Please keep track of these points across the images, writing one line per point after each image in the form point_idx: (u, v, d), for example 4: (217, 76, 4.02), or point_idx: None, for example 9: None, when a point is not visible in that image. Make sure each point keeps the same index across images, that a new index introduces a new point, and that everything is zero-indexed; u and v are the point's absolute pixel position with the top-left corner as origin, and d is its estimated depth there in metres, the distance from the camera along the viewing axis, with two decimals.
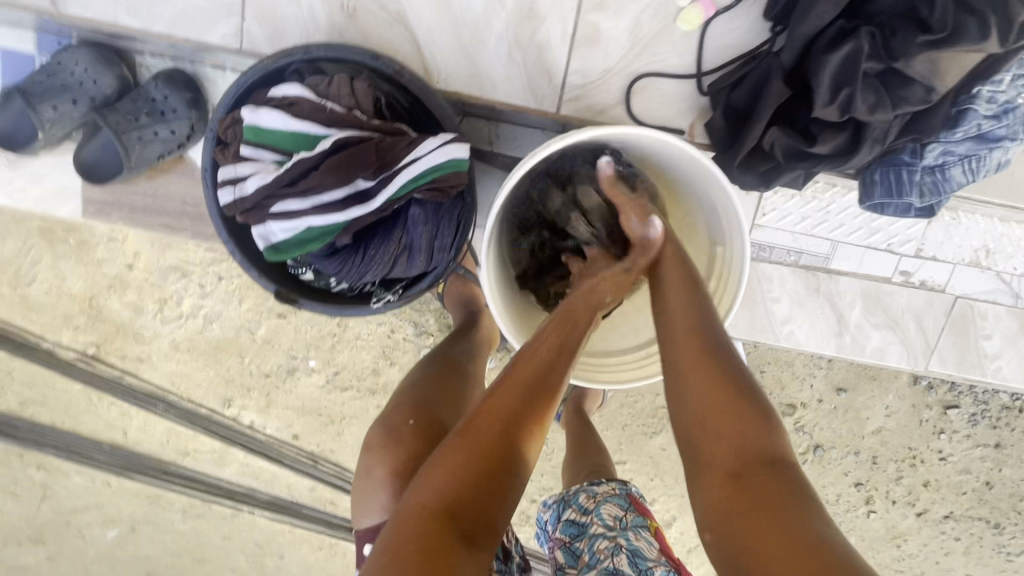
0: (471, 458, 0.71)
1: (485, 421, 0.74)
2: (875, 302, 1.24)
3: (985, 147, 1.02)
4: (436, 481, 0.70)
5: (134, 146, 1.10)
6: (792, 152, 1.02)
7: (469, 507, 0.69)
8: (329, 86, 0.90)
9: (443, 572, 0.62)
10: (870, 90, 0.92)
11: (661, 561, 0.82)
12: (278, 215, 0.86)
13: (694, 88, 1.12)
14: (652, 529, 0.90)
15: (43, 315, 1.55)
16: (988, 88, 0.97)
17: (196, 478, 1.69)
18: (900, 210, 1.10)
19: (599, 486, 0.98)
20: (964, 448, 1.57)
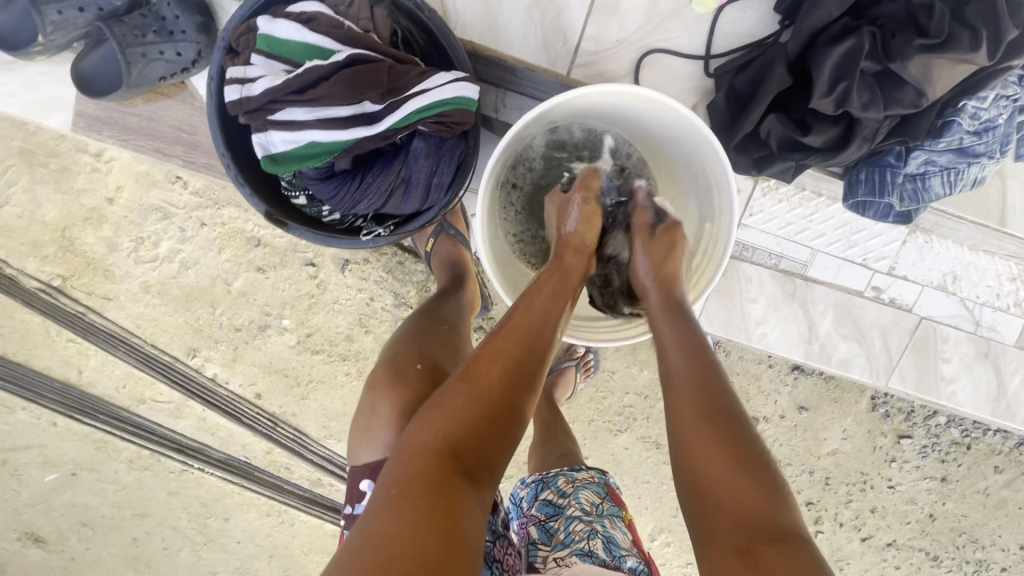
0: (474, 400, 0.72)
1: (484, 366, 0.75)
2: (847, 315, 1.28)
3: (965, 161, 1.07)
4: (439, 420, 0.70)
5: (136, 62, 1.09)
6: (787, 141, 1.06)
7: (473, 448, 0.70)
8: (349, 8, 0.89)
9: (447, 506, 0.63)
10: (865, 88, 0.98)
11: (633, 552, 0.83)
12: (280, 125, 0.84)
13: (701, 69, 1.16)
14: (625, 520, 0.91)
15: (10, 239, 1.49)
16: (973, 104, 1.03)
17: (149, 428, 1.64)
18: (881, 214, 1.14)
19: (578, 473, 0.99)
20: (913, 478, 1.62)
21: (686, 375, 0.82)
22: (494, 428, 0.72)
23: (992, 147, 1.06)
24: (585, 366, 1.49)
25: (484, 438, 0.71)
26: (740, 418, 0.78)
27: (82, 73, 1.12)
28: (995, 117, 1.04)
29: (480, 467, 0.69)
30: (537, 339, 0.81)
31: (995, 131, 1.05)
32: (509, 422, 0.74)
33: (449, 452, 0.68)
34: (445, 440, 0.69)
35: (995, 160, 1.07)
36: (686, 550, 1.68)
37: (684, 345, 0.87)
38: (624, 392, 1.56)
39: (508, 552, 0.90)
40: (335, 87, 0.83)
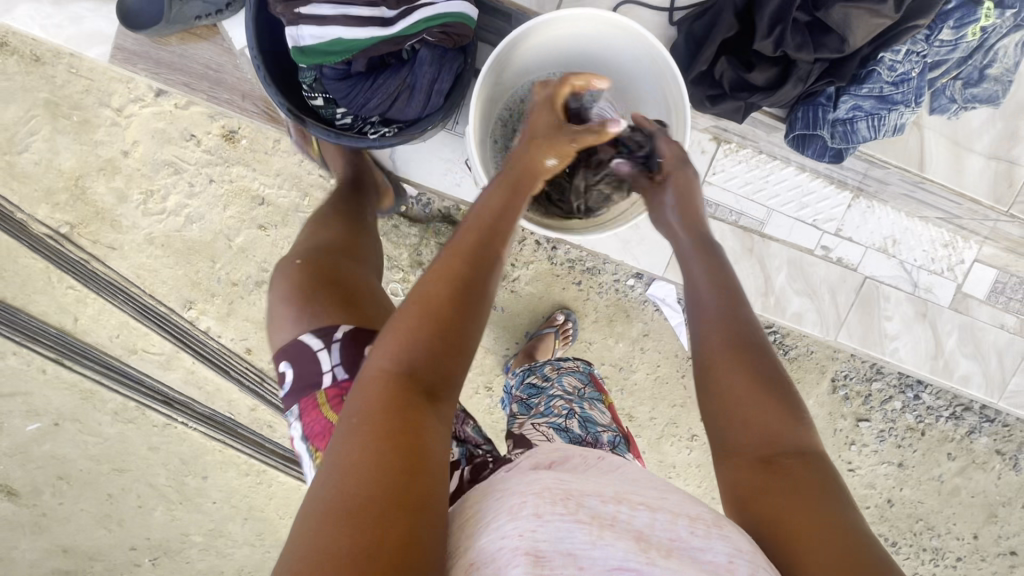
0: (426, 320, 0.68)
1: (432, 290, 0.70)
2: (798, 271, 1.39)
3: (886, 107, 1.17)
4: (394, 345, 0.67)
5: (177, 1, 1.13)
6: (735, 81, 1.16)
7: (428, 366, 0.67)
8: None
9: (410, 428, 0.61)
10: (799, 33, 1.09)
11: (609, 425, 0.93)
12: (308, 18, 0.92)
13: (666, 20, 1.24)
14: (605, 402, 1.01)
15: (25, 185, 1.57)
16: (890, 57, 1.13)
17: (137, 379, 1.68)
18: (817, 153, 1.25)
19: (566, 362, 1.11)
20: (871, 462, 1.71)
21: (722, 319, 0.81)
22: (445, 348, 0.68)
23: (909, 96, 1.16)
24: (563, 333, 1.56)
25: (439, 360, 0.67)
26: (770, 354, 0.79)
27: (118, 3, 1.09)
28: (911, 70, 1.14)
29: (440, 385, 0.67)
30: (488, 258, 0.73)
31: (912, 82, 1.15)
32: (463, 341, 0.69)
33: (408, 377, 0.65)
34: (398, 370, 0.65)
35: (913, 108, 1.17)
36: None
37: (717, 290, 0.84)
38: (599, 361, 1.65)
39: (456, 405, 0.94)
40: None
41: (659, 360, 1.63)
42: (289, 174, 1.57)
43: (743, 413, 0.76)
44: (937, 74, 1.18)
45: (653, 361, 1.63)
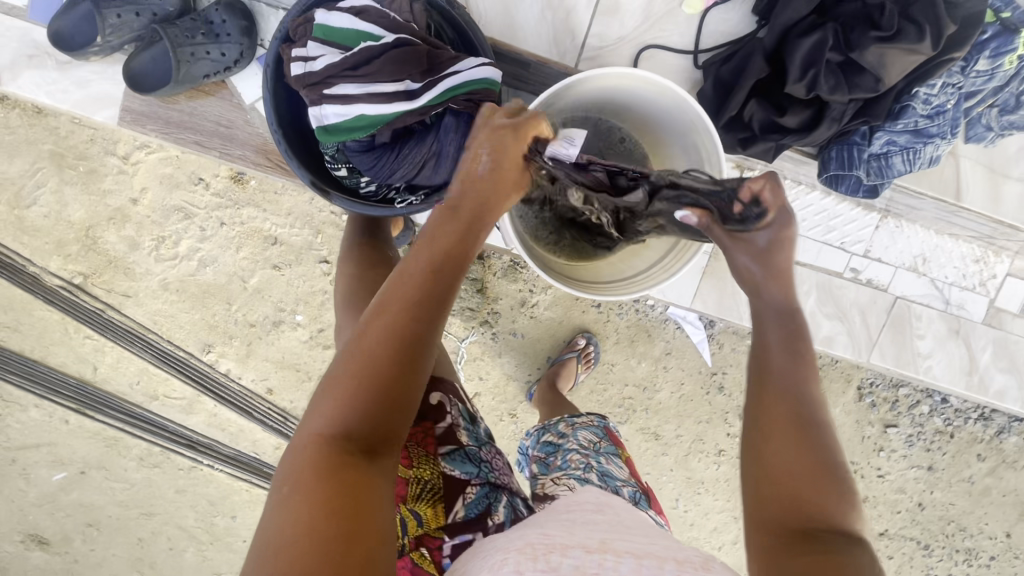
0: (360, 373, 0.61)
1: (368, 336, 0.62)
2: (829, 295, 1.37)
3: (922, 141, 1.16)
4: (329, 405, 0.60)
5: (185, 61, 1.00)
6: (767, 124, 1.14)
7: (366, 422, 0.60)
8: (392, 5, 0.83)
9: (350, 495, 0.55)
10: (831, 74, 1.06)
11: (629, 482, 0.86)
12: (331, 99, 0.76)
13: (690, 63, 1.22)
14: (623, 458, 0.93)
15: (36, 238, 1.56)
16: (925, 91, 1.10)
17: (160, 424, 1.68)
18: (851, 188, 1.23)
19: (578, 419, 1.01)
20: (901, 468, 1.69)
21: (790, 386, 0.69)
22: (382, 402, 0.61)
23: (944, 128, 1.15)
24: (586, 357, 1.55)
25: (377, 414, 0.61)
26: (827, 432, 0.67)
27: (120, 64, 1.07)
28: (945, 102, 1.13)
29: (381, 442, 0.60)
30: (427, 297, 0.65)
31: (947, 115, 1.14)
32: (405, 390, 0.62)
33: (342, 437, 0.59)
34: (332, 427, 0.59)
35: (949, 140, 1.17)
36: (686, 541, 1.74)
37: (782, 337, 0.72)
38: (623, 384, 1.63)
39: (497, 458, 0.92)
40: (382, 65, 0.76)
41: (683, 379, 1.62)
42: (300, 213, 1.55)
43: (782, 472, 0.65)
44: (972, 104, 1.15)
45: (677, 380, 1.62)
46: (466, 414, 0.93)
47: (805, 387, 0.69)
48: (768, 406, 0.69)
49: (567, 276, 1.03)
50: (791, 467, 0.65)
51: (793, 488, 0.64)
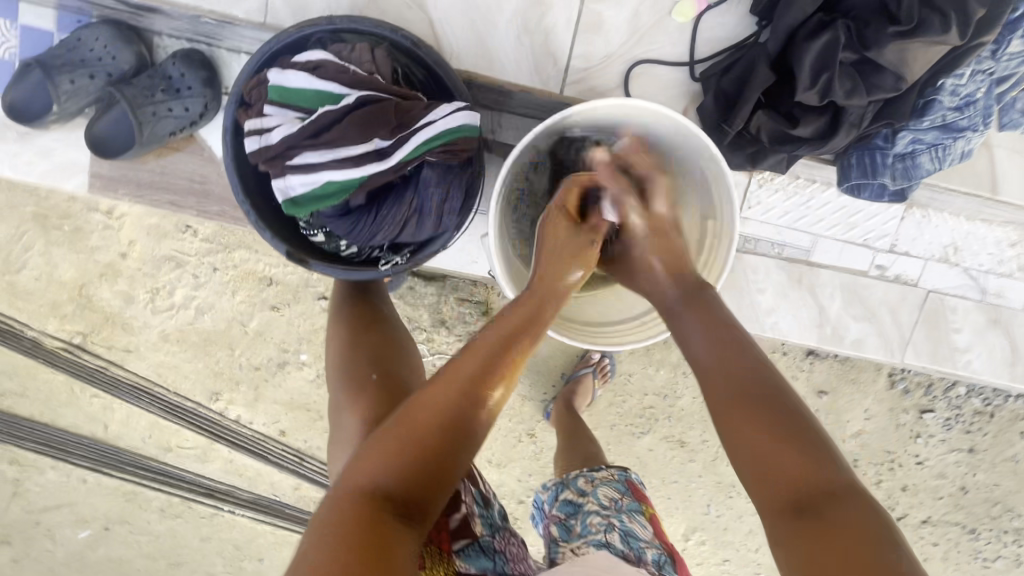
0: (391, 448, 0.65)
1: (424, 406, 0.68)
2: (852, 295, 1.27)
3: (950, 136, 1.07)
4: (363, 470, 0.64)
5: (147, 121, 0.95)
6: (778, 135, 1.05)
7: (397, 477, 0.64)
8: (351, 57, 0.77)
9: (386, 543, 0.58)
10: (846, 77, 0.97)
11: (653, 543, 0.83)
12: (296, 166, 0.71)
13: (687, 75, 1.12)
14: (647, 514, 0.90)
15: (30, 302, 1.52)
16: (951, 82, 1.02)
17: (177, 475, 1.65)
18: (876, 193, 1.14)
19: (599, 471, 0.98)
20: (940, 452, 1.62)
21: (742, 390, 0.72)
22: (428, 468, 0.66)
23: (975, 119, 1.06)
24: (602, 371, 1.50)
25: (416, 480, 0.65)
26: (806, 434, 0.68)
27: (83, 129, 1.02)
28: (974, 91, 1.04)
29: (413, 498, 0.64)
30: (490, 380, 0.71)
31: (976, 105, 1.05)
32: (450, 458, 0.67)
33: (382, 496, 0.63)
34: (374, 485, 0.63)
35: (981, 132, 1.07)
36: (722, 546, 1.69)
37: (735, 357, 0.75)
38: (642, 394, 1.56)
39: (510, 543, 0.89)
40: (347, 126, 0.71)
41: None
42: None
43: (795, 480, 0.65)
44: (1004, 88, 1.06)
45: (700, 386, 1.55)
46: (478, 499, 0.89)
47: (773, 383, 0.73)
48: (743, 418, 0.70)
49: (574, 328, 1.00)
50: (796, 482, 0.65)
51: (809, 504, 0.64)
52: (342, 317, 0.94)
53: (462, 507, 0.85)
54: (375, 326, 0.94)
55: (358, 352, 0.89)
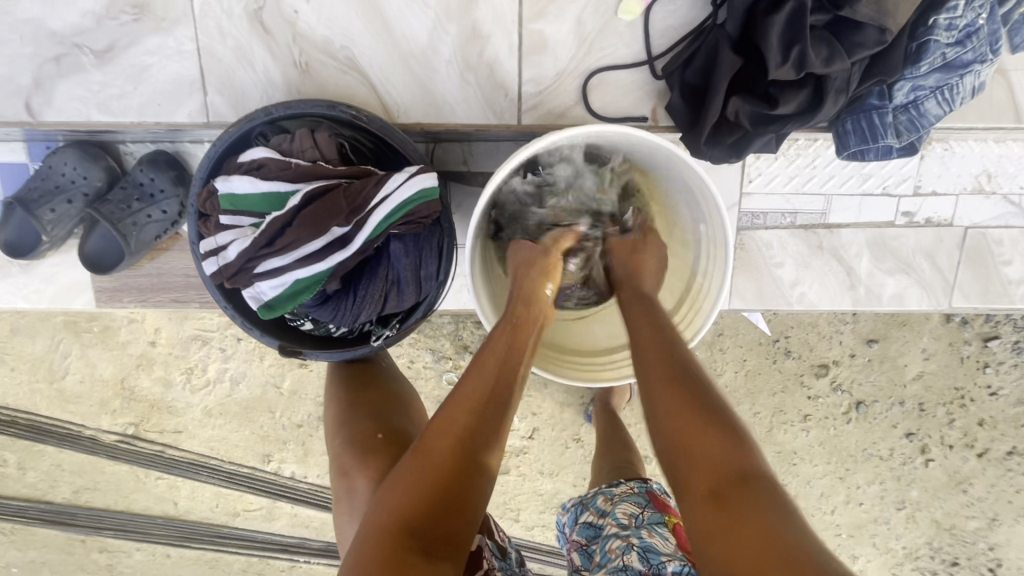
0: (425, 473, 0.54)
1: (445, 428, 0.57)
2: (883, 249, 0.99)
3: None
4: (391, 498, 0.54)
5: (130, 232, 0.92)
6: None
7: (423, 514, 0.52)
8: (292, 143, 0.63)
9: None
10: None
11: (678, 555, 0.74)
12: (263, 276, 0.60)
13: None
14: (671, 525, 0.81)
15: (81, 404, 1.57)
16: None
17: (250, 537, 1.68)
18: None
19: (617, 487, 0.92)
20: (1016, 378, 1.29)
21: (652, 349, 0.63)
22: (455, 505, 0.53)
23: None
24: None
25: (443, 516, 0.53)
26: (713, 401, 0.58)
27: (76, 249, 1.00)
28: None
29: (440, 540, 0.51)
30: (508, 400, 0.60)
31: None
32: (475, 486, 0.55)
33: (402, 532, 0.51)
34: (394, 521, 0.52)
35: None
36: None
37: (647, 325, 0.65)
38: None
39: None
40: (296, 231, 0.58)
41: (744, 355, 1.29)
42: None
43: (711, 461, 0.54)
44: None
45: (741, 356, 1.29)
46: (496, 549, 0.74)
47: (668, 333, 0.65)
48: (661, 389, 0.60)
49: (574, 363, 0.78)
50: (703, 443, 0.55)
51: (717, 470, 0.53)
52: (336, 381, 0.86)
53: (484, 565, 0.69)
54: (372, 383, 0.85)
55: (357, 411, 0.81)
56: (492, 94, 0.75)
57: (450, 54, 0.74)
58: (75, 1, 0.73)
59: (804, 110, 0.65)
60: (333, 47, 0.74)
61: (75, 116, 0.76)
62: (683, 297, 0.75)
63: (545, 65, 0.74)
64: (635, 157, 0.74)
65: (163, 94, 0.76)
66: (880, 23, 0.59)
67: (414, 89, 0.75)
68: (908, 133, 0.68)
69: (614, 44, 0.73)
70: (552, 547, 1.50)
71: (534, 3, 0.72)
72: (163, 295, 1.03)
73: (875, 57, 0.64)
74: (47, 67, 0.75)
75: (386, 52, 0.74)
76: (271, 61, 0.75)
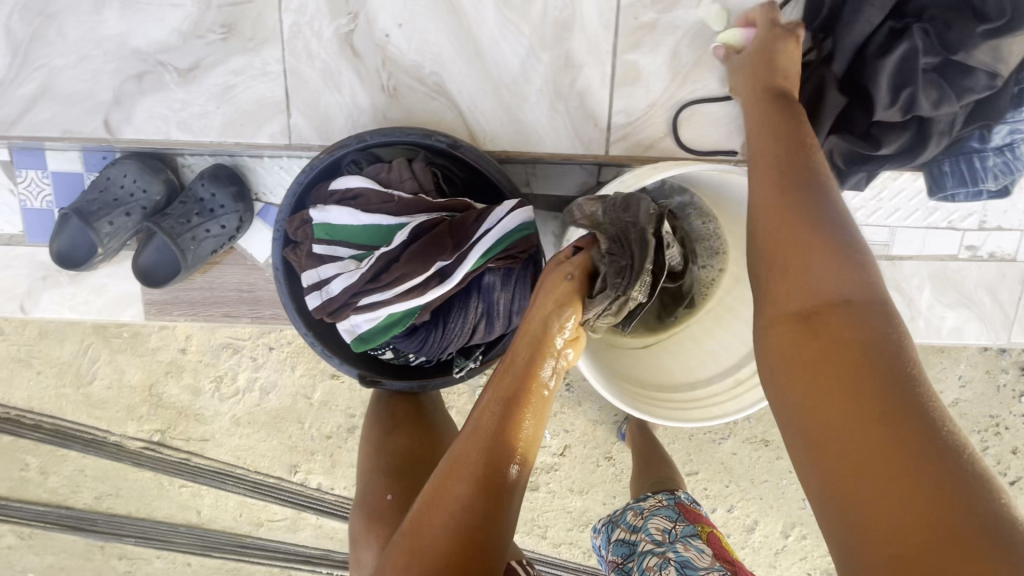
0: (421, 553, 0.53)
1: (436, 500, 0.55)
2: (945, 282, 0.98)
3: None
4: None
5: (188, 247, 0.90)
6: None
7: None
8: (390, 173, 0.61)
9: None
10: None
11: (714, 567, 0.77)
12: (360, 310, 0.58)
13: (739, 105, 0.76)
14: (704, 535, 0.85)
15: (107, 410, 1.54)
16: None
17: (273, 547, 1.65)
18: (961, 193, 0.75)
19: (645, 502, 0.96)
20: None
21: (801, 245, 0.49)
22: None
23: None
24: None
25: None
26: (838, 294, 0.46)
27: (128, 261, 0.99)
28: None
29: None
30: (504, 474, 0.55)
31: None
32: (480, 561, 0.52)
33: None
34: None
35: None
36: None
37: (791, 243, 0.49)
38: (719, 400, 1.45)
39: None
40: (397, 264, 0.57)
41: None
42: None
43: (893, 432, 0.40)
44: None
45: None
46: None
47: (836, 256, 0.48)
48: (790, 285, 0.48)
49: (659, 400, 0.76)
50: (851, 415, 0.42)
51: (922, 521, 0.37)
52: (369, 426, 0.86)
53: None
54: (400, 427, 0.85)
55: (377, 464, 0.82)
56: (581, 123, 0.74)
57: (541, 81, 0.73)
58: (162, 18, 0.71)
59: (905, 149, 0.65)
60: (423, 73, 0.73)
61: (155, 134, 0.75)
62: None
63: (636, 96, 0.73)
64: (724, 190, 0.73)
65: (245, 114, 0.74)
66: (991, 67, 0.58)
67: (502, 116, 0.74)
68: (1003, 176, 0.66)
69: (707, 77, 0.72)
70: (581, 566, 1.48)
71: (630, 33, 0.71)
72: (214, 310, 1.01)
73: (980, 100, 0.64)
74: (129, 84, 0.74)
75: (475, 78, 0.73)
76: (356, 85, 0.73)
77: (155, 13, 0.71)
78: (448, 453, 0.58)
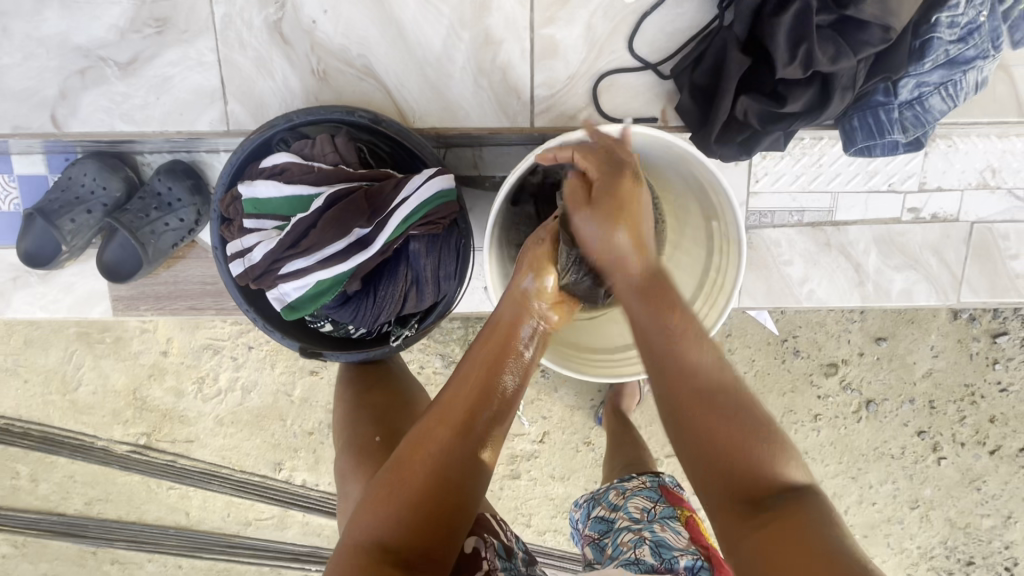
0: (404, 489, 0.55)
1: (422, 444, 0.57)
2: (890, 245, 1.00)
3: (961, 69, 0.73)
4: (365, 519, 0.54)
5: (148, 241, 0.93)
6: None
7: (399, 531, 0.53)
8: (313, 149, 0.66)
9: None
10: None
11: (691, 550, 0.69)
12: (290, 277, 0.63)
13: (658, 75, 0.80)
14: (685, 518, 0.77)
15: (93, 415, 1.46)
16: None
17: (262, 546, 1.54)
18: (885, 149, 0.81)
19: (629, 481, 0.87)
20: None
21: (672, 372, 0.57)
22: (434, 524, 0.55)
23: None
24: None
25: (419, 539, 0.53)
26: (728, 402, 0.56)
27: (94, 259, 1.02)
28: None
29: (418, 558, 0.53)
30: (486, 425, 0.59)
31: None
32: (458, 500, 0.56)
33: (380, 550, 0.52)
34: (368, 542, 0.53)
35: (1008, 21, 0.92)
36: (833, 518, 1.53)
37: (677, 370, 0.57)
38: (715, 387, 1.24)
39: None
40: (320, 232, 0.61)
41: (754, 355, 1.19)
42: None
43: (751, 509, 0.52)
44: None
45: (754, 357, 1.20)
46: (500, 550, 0.69)
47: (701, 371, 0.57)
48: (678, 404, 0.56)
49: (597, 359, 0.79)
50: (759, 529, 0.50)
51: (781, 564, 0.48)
52: (344, 387, 0.87)
53: (484, 566, 0.66)
54: (376, 387, 0.86)
55: (360, 415, 0.82)
56: (505, 97, 0.81)
57: (464, 59, 0.79)
58: (103, 17, 0.79)
59: (811, 108, 0.70)
60: (350, 55, 0.80)
61: (99, 126, 0.82)
62: (698, 290, 0.76)
63: (557, 69, 0.80)
64: (645, 156, 0.76)
65: (183, 103, 0.82)
66: (883, 22, 0.65)
67: (428, 94, 0.81)
68: (914, 128, 0.75)
69: (622, 47, 0.79)
70: (567, 552, 1.41)
71: (545, 9, 0.78)
72: (180, 303, 1.04)
73: (880, 58, 0.71)
74: (73, 79, 0.81)
75: (402, 59, 0.79)
76: (294, 75, 0.81)
77: (95, 12, 0.79)
78: (437, 398, 0.60)
